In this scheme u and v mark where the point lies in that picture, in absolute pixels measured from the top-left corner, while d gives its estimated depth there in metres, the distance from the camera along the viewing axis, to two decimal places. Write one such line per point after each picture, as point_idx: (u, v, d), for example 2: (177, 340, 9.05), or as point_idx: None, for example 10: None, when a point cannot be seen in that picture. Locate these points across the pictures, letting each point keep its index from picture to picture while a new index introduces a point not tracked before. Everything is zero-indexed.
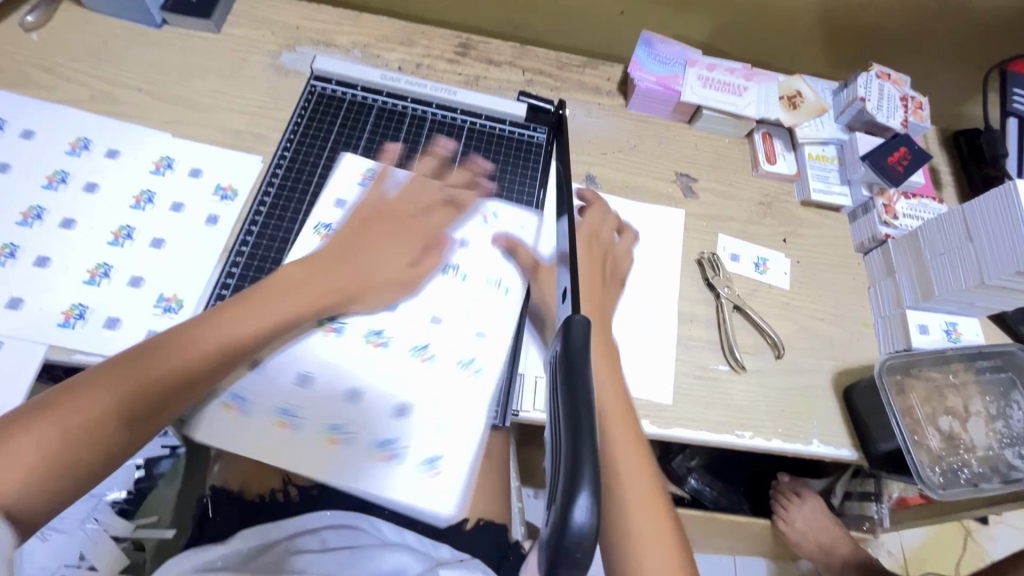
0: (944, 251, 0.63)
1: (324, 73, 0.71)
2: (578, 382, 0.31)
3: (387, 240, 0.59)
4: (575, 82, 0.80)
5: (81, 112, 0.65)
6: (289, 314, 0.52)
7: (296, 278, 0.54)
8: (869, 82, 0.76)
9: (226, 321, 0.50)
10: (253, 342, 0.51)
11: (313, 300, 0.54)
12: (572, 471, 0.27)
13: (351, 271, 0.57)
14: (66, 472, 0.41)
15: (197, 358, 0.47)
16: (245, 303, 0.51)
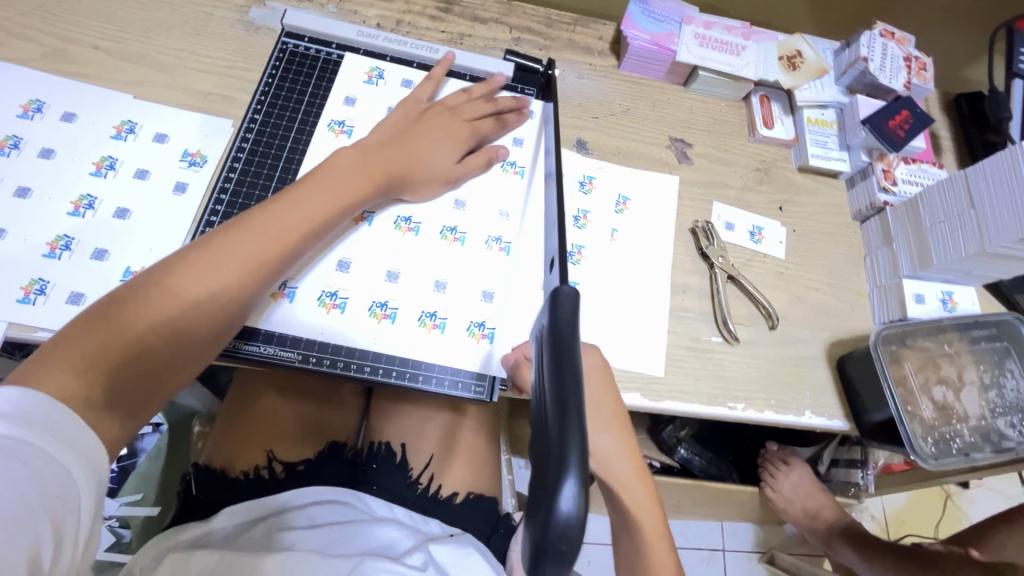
0: (944, 219, 0.61)
1: (296, 30, 0.66)
2: (566, 360, 0.30)
3: (421, 138, 0.60)
4: (565, 40, 0.75)
5: (33, 72, 0.60)
6: (330, 206, 0.52)
7: (333, 171, 0.54)
8: (872, 41, 0.72)
9: (263, 221, 0.49)
10: (297, 242, 0.50)
11: (354, 193, 0.54)
12: (560, 446, 0.26)
13: (386, 163, 0.57)
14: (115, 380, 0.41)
15: (236, 263, 0.46)
16: (284, 202, 0.50)
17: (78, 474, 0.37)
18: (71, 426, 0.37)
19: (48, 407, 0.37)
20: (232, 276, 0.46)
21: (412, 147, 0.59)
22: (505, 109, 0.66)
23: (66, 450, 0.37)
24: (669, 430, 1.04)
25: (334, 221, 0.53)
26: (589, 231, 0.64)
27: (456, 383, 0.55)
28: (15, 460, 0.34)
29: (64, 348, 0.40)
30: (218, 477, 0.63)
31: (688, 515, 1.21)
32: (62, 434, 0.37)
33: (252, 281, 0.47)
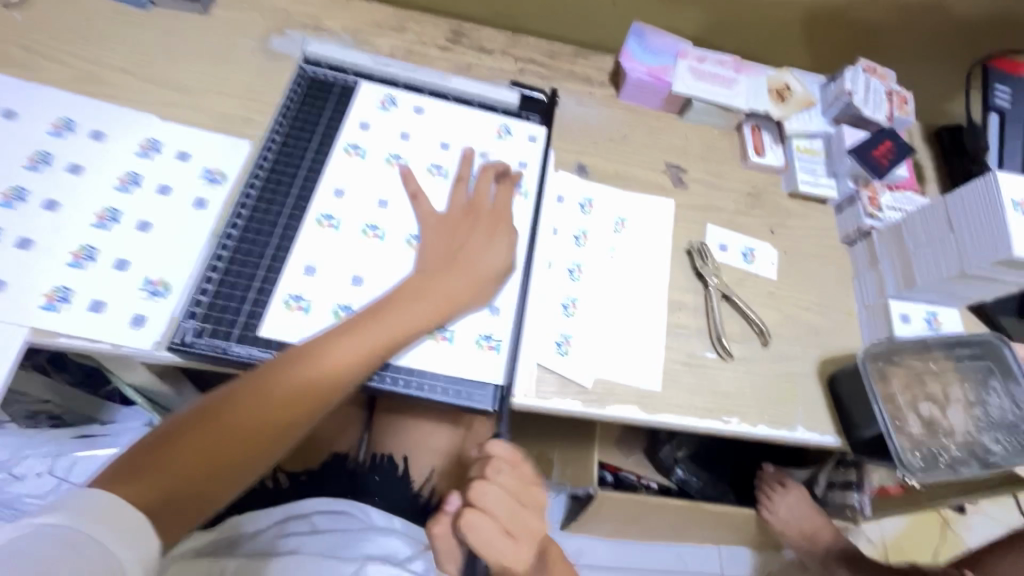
0: (925, 243, 0.64)
1: (314, 59, 0.71)
2: None
3: (472, 246, 0.61)
4: (567, 71, 0.80)
5: (66, 93, 0.63)
6: (388, 338, 0.54)
7: (395, 300, 0.56)
8: (855, 77, 0.77)
9: (323, 357, 0.51)
10: (353, 376, 0.52)
11: (425, 313, 0.56)
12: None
13: (445, 284, 0.58)
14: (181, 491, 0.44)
15: (295, 393, 0.50)
16: (346, 334, 0.53)
17: (113, 540, 0.38)
18: (116, 511, 0.39)
19: (88, 499, 0.39)
20: (285, 404, 0.50)
21: (466, 258, 0.60)
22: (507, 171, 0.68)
23: (100, 524, 0.38)
24: (666, 450, 1.05)
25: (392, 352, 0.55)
26: (588, 249, 0.67)
27: (458, 393, 0.57)
28: (49, 541, 0.35)
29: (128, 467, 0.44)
30: (223, 489, 0.65)
31: (686, 538, 1.20)
32: (96, 513, 0.38)
33: (305, 410, 0.51)
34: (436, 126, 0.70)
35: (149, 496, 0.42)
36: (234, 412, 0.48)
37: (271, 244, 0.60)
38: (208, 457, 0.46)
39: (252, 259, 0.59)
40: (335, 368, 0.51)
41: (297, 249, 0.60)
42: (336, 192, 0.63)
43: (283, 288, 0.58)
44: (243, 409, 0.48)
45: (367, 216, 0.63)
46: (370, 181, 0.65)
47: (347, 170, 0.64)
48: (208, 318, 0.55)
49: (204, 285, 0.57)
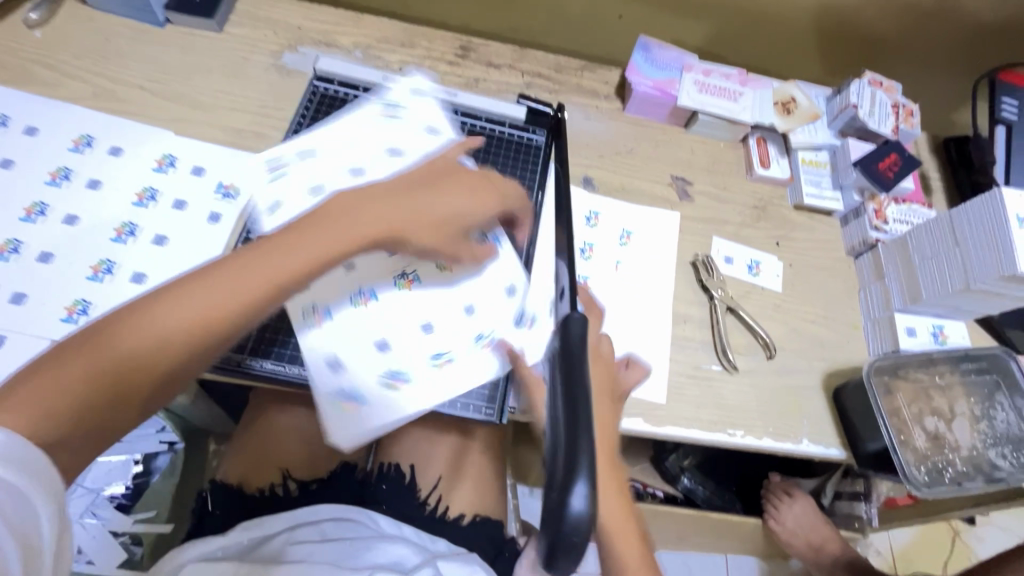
0: (931, 256, 0.64)
1: (326, 74, 0.71)
2: (574, 372, 0.34)
3: (436, 192, 0.52)
4: (573, 85, 0.81)
5: (85, 110, 0.65)
6: (319, 257, 0.45)
7: (328, 218, 0.47)
8: (861, 89, 0.77)
9: (244, 272, 0.43)
10: (277, 298, 0.44)
11: (365, 233, 0.47)
12: (570, 457, 0.30)
13: (393, 208, 0.49)
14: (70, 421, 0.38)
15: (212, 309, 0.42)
16: (268, 249, 0.45)
17: (38, 499, 0.36)
18: (32, 456, 0.36)
19: (7, 442, 0.35)
20: (192, 327, 0.41)
21: (430, 190, 0.52)
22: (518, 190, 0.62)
23: (17, 471, 0.35)
24: (672, 459, 1.06)
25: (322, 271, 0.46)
26: (594, 263, 0.68)
27: (467, 406, 0.59)
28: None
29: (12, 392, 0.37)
30: (234, 497, 0.65)
31: (692, 547, 1.20)
32: (16, 458, 0.35)
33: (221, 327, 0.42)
34: None
35: (41, 423, 0.37)
36: (140, 324, 0.40)
37: None
38: (106, 378, 0.39)
39: None
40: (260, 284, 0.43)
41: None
42: None
43: None
44: (149, 320, 0.40)
45: None
46: (375, 174, 0.64)
47: None
48: None
49: None
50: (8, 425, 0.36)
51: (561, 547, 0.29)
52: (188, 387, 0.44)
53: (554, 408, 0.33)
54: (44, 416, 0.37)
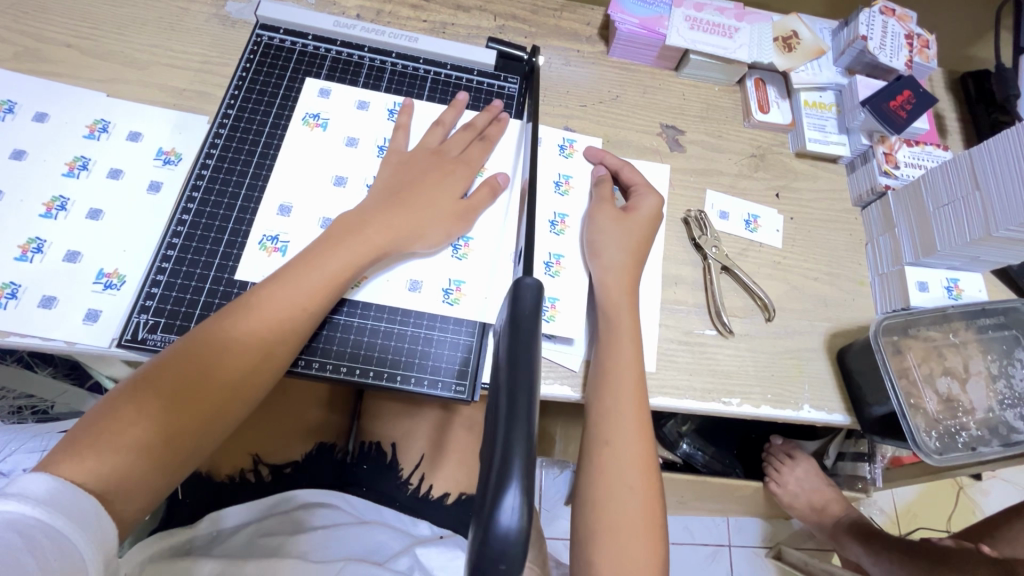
0: (947, 202, 0.58)
1: (270, 21, 0.64)
2: (520, 361, 0.31)
3: (425, 181, 0.57)
4: (551, 27, 0.73)
5: (5, 72, 0.59)
6: (324, 285, 0.50)
7: (327, 248, 0.51)
8: (871, 19, 0.69)
9: (260, 310, 0.48)
10: (295, 323, 0.49)
11: (370, 248, 0.52)
12: (504, 459, 0.27)
13: (378, 231, 0.53)
14: (128, 463, 0.41)
15: (242, 350, 0.47)
16: (277, 285, 0.49)
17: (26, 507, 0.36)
18: (85, 504, 0.38)
19: (68, 489, 0.38)
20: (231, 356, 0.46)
21: (410, 204, 0.55)
22: (486, 133, 0.63)
23: (61, 515, 0.37)
24: (670, 424, 1.03)
25: (325, 304, 0.50)
26: (570, 198, 0.63)
27: (436, 383, 0.54)
28: (13, 532, 0.35)
29: (74, 444, 0.41)
30: (202, 485, 0.61)
31: (693, 511, 1.18)
32: (66, 506, 0.37)
33: (258, 364, 0.47)
34: (405, 91, 0.64)
35: (106, 468, 0.40)
36: (181, 370, 0.45)
37: (228, 228, 0.55)
38: (155, 417, 0.43)
39: (207, 245, 0.55)
40: (276, 319, 0.48)
41: (247, 187, 0.57)
42: (294, 174, 0.58)
43: (241, 277, 0.54)
44: (188, 367, 0.45)
45: (332, 157, 0.60)
46: (343, 120, 0.61)
47: (307, 144, 0.60)
48: (162, 312, 0.52)
49: (157, 277, 0.53)
50: (74, 475, 0.39)
51: (489, 554, 0.26)
52: (233, 416, 0.47)
53: (499, 401, 0.30)
54: (102, 458, 0.40)
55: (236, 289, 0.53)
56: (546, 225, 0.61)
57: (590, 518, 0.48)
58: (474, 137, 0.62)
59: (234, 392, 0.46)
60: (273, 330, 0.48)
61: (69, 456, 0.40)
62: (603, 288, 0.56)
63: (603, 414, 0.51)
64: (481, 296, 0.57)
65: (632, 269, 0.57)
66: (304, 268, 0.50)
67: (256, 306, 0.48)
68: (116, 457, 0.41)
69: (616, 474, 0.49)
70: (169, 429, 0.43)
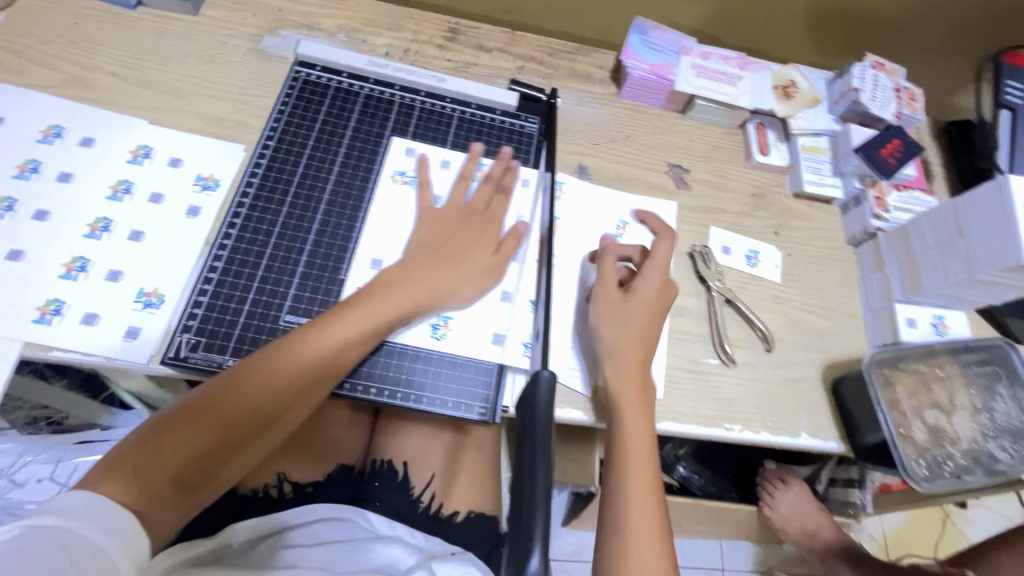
0: (934, 246, 0.63)
1: (308, 58, 0.69)
2: (545, 427, 0.38)
3: (461, 219, 0.62)
4: (566, 69, 0.78)
5: (54, 98, 0.62)
6: (363, 330, 0.53)
7: (374, 294, 0.55)
8: (864, 72, 0.75)
9: (304, 354, 0.51)
10: (328, 370, 0.52)
11: (408, 301, 0.56)
12: (529, 521, 0.32)
13: (419, 285, 0.57)
14: (164, 486, 0.44)
15: (279, 386, 0.50)
16: (315, 329, 0.52)
17: (70, 520, 0.37)
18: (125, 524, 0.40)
19: (105, 508, 0.39)
20: (271, 394, 0.49)
21: (447, 261, 0.59)
22: (504, 184, 0.66)
23: (101, 529, 0.38)
24: (666, 447, 1.05)
25: (372, 345, 0.54)
26: (575, 233, 0.67)
27: (458, 406, 0.57)
28: (59, 543, 0.35)
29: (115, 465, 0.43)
30: (226, 497, 0.63)
31: (687, 534, 1.20)
32: (105, 520, 0.39)
33: (293, 400, 0.51)
34: (432, 127, 0.69)
35: (141, 491, 0.42)
36: (227, 404, 0.48)
37: (267, 254, 0.59)
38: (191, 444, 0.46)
39: (246, 269, 0.58)
40: (313, 359, 0.51)
41: (288, 216, 0.61)
42: (332, 205, 0.62)
43: (280, 299, 0.57)
44: (233, 402, 0.48)
45: (367, 188, 0.64)
46: (379, 150, 0.66)
47: (344, 175, 0.64)
48: (203, 331, 0.55)
49: (197, 298, 0.55)
50: (117, 495, 0.41)
51: None
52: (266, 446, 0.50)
53: (522, 457, 0.36)
54: (145, 479, 0.43)
55: (272, 311, 0.56)
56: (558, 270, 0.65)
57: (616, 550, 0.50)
58: (494, 190, 0.65)
59: (271, 426, 0.50)
60: (308, 372, 0.51)
61: (112, 476, 0.42)
62: (615, 367, 0.57)
63: (612, 493, 0.52)
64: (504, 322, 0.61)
65: (647, 328, 0.58)
66: (347, 316, 0.53)
67: (296, 350, 0.51)
68: (152, 479, 0.43)
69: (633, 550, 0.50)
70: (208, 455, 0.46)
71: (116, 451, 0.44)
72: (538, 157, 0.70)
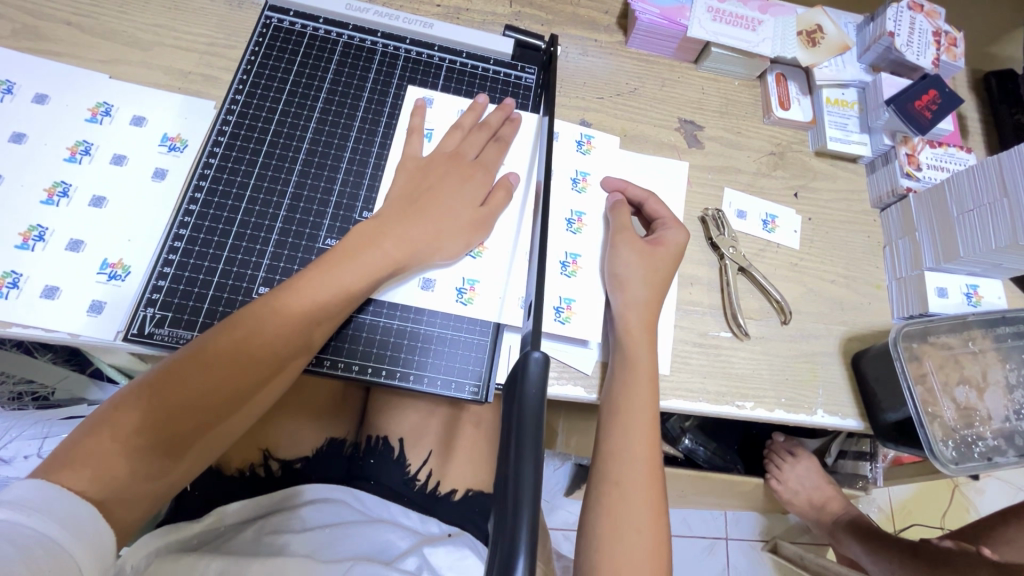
0: (972, 208, 0.58)
1: (279, 3, 0.62)
2: (532, 414, 0.33)
3: (453, 178, 0.56)
4: (568, 14, 0.71)
5: (4, 50, 0.56)
6: (336, 294, 0.49)
7: (347, 255, 0.50)
8: (899, 14, 0.67)
9: (274, 321, 0.47)
10: (302, 337, 0.48)
11: (387, 259, 0.51)
12: (514, 520, 0.28)
13: (397, 244, 0.52)
14: (128, 472, 0.40)
15: (252, 357, 0.46)
16: (286, 295, 0.48)
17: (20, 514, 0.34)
18: (80, 510, 0.37)
19: (61, 498, 0.36)
20: (243, 365, 0.45)
21: (429, 215, 0.54)
22: (500, 133, 0.61)
23: (57, 523, 0.35)
24: (672, 420, 1.02)
25: (348, 307, 0.50)
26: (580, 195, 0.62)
27: (449, 384, 0.53)
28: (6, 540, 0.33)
29: (73, 452, 0.39)
30: (210, 477, 0.60)
31: (692, 506, 1.19)
32: (61, 513, 0.36)
33: (268, 371, 0.46)
34: (419, 77, 0.63)
35: (103, 478, 0.39)
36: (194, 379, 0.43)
37: (238, 221, 0.54)
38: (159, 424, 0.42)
39: (215, 237, 0.53)
40: (287, 327, 0.47)
41: (262, 178, 0.56)
42: (311, 165, 0.57)
43: (254, 270, 0.53)
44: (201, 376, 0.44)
45: (349, 145, 0.59)
46: (363, 105, 0.60)
47: (324, 131, 0.59)
48: (169, 305, 0.50)
49: (163, 269, 0.51)
50: (75, 483, 0.38)
51: None
52: (244, 422, 0.47)
53: (507, 447, 0.31)
54: (105, 463, 0.39)
55: (245, 283, 0.52)
56: (563, 223, 0.60)
57: (606, 497, 0.48)
58: (489, 138, 0.60)
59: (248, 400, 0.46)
60: (281, 341, 0.47)
61: (69, 464, 0.39)
62: (624, 324, 0.54)
63: (613, 451, 0.50)
64: (500, 292, 0.56)
65: (661, 284, 0.55)
66: (317, 278, 0.49)
67: (267, 318, 0.47)
68: (115, 464, 0.40)
69: (626, 512, 0.47)
70: (177, 436, 0.43)
71: (73, 437, 0.40)
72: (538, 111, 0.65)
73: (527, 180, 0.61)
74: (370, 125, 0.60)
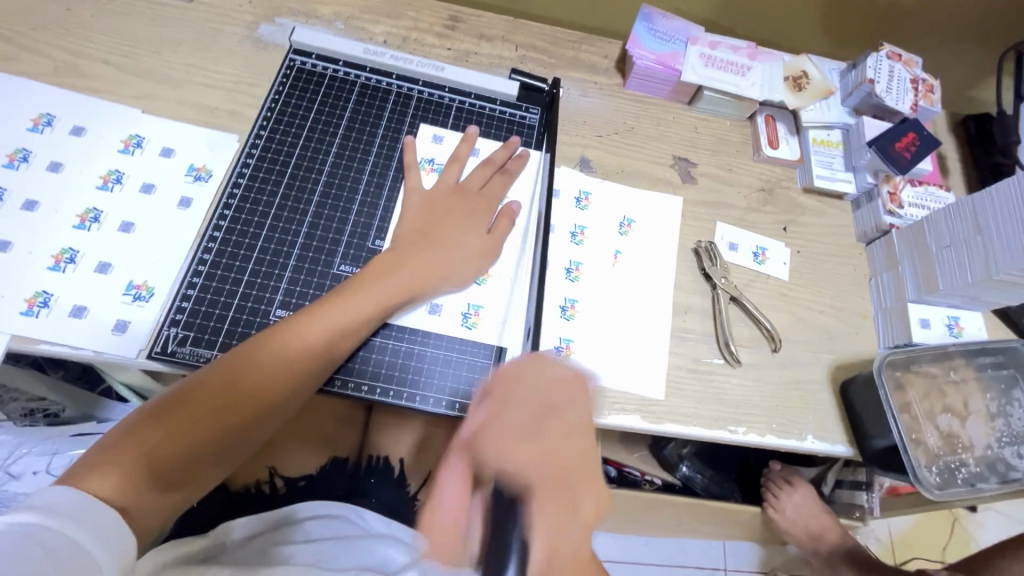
0: (949, 244, 0.61)
1: (303, 46, 0.67)
2: None
3: (462, 211, 0.60)
4: (570, 58, 0.76)
5: (46, 86, 0.61)
6: (352, 320, 0.52)
7: (364, 283, 0.53)
8: (879, 63, 0.72)
9: (293, 344, 0.49)
10: (318, 360, 0.50)
11: (401, 287, 0.55)
12: None
13: (412, 275, 0.55)
14: (148, 480, 0.42)
15: (273, 378, 0.49)
16: (306, 320, 0.51)
17: (50, 520, 0.36)
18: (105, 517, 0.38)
19: (88, 504, 0.38)
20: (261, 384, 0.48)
21: (438, 248, 0.58)
22: (507, 168, 0.65)
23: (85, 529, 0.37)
24: (670, 446, 1.02)
25: (362, 333, 0.53)
26: (580, 227, 0.65)
27: (452, 405, 0.56)
28: (36, 544, 0.34)
29: (98, 458, 0.42)
30: (218, 493, 0.62)
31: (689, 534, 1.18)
32: (89, 520, 0.37)
33: (284, 390, 0.49)
34: (429, 114, 0.67)
35: (125, 484, 0.41)
36: (216, 394, 0.46)
37: (257, 247, 0.57)
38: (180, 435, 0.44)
39: (236, 262, 0.56)
40: (306, 351, 0.50)
41: (281, 207, 0.59)
42: (327, 196, 0.61)
43: (271, 293, 0.56)
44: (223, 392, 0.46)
45: (363, 178, 0.62)
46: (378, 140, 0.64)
47: (341, 165, 0.63)
48: (191, 326, 0.54)
49: (187, 291, 0.55)
50: (99, 487, 0.40)
51: None
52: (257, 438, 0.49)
53: None
54: (129, 470, 0.42)
55: (262, 306, 0.55)
56: (563, 253, 0.63)
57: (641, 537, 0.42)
58: (495, 173, 0.64)
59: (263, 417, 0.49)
60: (299, 363, 0.49)
61: (95, 469, 0.41)
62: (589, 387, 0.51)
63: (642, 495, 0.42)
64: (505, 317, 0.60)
65: None
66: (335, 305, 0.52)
67: (286, 340, 0.49)
68: (136, 471, 0.42)
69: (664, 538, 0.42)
70: (196, 448, 0.45)
71: (100, 444, 0.43)
72: (541, 147, 0.69)
73: (530, 208, 0.65)
74: (382, 159, 0.64)
